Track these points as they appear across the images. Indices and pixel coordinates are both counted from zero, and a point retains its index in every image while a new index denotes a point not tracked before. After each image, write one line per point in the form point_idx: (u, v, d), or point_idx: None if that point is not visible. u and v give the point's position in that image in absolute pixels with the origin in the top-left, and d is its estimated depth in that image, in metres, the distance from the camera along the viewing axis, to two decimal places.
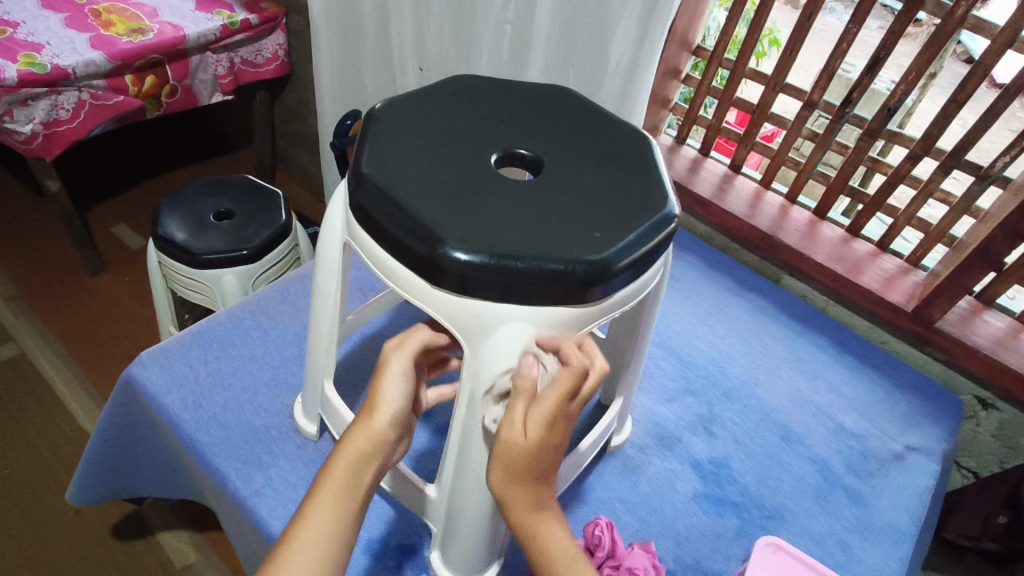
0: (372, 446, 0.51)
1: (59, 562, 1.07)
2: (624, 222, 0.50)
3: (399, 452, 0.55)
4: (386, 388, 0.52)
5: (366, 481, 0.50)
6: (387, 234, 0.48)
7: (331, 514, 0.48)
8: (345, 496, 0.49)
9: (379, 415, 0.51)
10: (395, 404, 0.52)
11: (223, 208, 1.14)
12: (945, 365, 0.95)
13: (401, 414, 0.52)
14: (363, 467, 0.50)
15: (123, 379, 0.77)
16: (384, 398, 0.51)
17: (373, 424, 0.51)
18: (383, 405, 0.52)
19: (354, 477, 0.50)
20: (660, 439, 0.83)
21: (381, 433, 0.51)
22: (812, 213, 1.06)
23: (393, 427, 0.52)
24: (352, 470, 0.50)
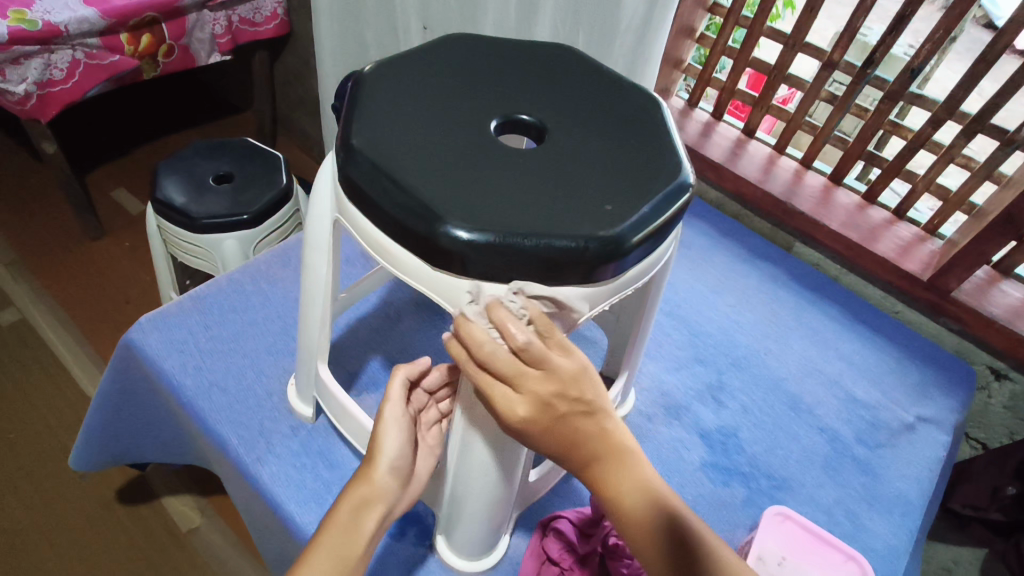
0: (373, 493, 0.51)
1: (68, 524, 1.08)
2: (636, 193, 0.47)
3: (402, 508, 0.54)
4: (383, 437, 0.53)
5: (369, 526, 0.49)
6: (381, 211, 0.45)
7: (331, 563, 0.47)
8: (347, 543, 0.48)
9: (378, 464, 0.52)
10: (393, 453, 0.53)
11: (221, 171, 1.12)
12: (959, 335, 0.93)
13: (400, 462, 0.53)
14: (362, 513, 0.50)
15: (122, 344, 0.76)
16: (382, 448, 0.52)
17: (372, 474, 0.51)
18: (383, 456, 0.52)
19: (356, 524, 0.49)
20: (668, 408, 0.82)
21: (381, 482, 0.51)
22: (827, 178, 1.03)
23: (392, 476, 0.52)
24: (352, 515, 0.49)
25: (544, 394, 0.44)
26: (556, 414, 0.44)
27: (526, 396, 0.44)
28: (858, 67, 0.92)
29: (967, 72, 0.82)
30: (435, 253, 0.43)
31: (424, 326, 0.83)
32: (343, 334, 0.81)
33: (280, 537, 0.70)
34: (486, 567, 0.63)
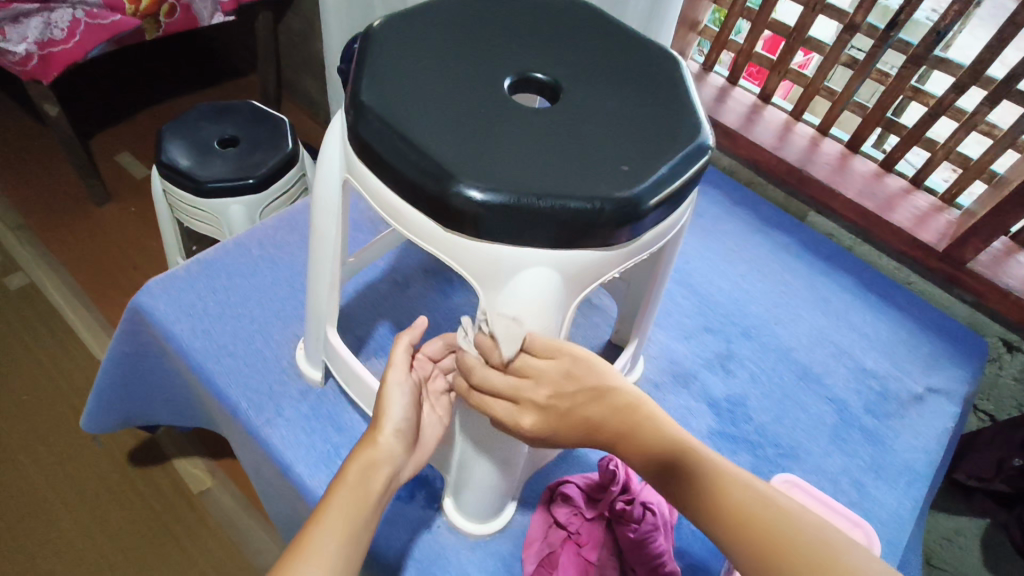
0: (380, 453, 0.51)
1: (82, 485, 1.10)
2: (653, 154, 0.46)
3: (406, 474, 0.54)
4: (388, 400, 0.54)
5: (377, 485, 0.49)
6: (390, 169, 0.44)
7: (344, 516, 0.46)
8: (358, 498, 0.48)
9: (383, 429, 0.53)
10: (397, 416, 0.53)
11: (227, 134, 1.10)
12: (973, 307, 0.92)
13: (405, 426, 0.54)
14: (370, 473, 0.50)
15: (131, 307, 0.76)
16: (386, 411, 0.53)
17: (377, 437, 0.52)
18: (387, 418, 0.53)
19: (364, 482, 0.49)
20: (676, 376, 0.82)
21: (386, 445, 0.52)
22: (844, 146, 1.00)
23: (398, 440, 0.53)
24: (361, 473, 0.49)
25: (542, 399, 0.47)
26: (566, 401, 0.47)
27: (529, 408, 0.47)
28: (881, 30, 0.89)
29: (995, 36, 0.79)
30: (447, 214, 0.42)
31: (432, 292, 0.83)
32: (352, 299, 0.80)
33: (290, 499, 0.71)
34: (493, 531, 0.64)
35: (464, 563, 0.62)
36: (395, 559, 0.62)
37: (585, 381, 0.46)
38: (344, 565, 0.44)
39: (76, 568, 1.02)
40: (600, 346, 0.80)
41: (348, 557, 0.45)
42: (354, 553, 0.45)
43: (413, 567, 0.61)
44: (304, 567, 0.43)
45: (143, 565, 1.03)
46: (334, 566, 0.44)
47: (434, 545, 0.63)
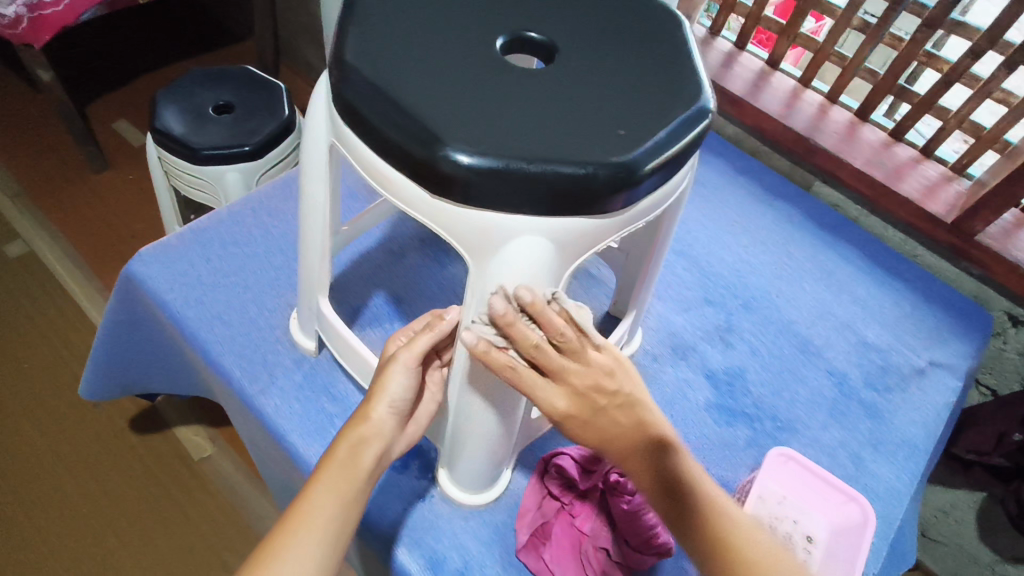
0: (371, 430, 0.51)
1: (85, 451, 1.11)
2: (652, 117, 0.44)
3: (398, 448, 0.54)
4: (389, 378, 0.52)
5: (366, 462, 0.49)
6: (375, 132, 0.43)
7: (332, 495, 0.47)
8: (348, 476, 0.48)
9: (376, 403, 0.52)
10: (396, 394, 0.52)
11: (221, 99, 1.07)
12: (979, 281, 0.90)
13: (401, 403, 0.52)
14: (361, 451, 0.50)
15: (123, 275, 0.75)
16: (385, 388, 0.52)
17: (370, 412, 0.51)
18: (383, 395, 0.52)
19: (354, 459, 0.49)
20: (675, 348, 0.81)
21: (378, 421, 0.51)
22: (854, 114, 0.98)
23: (391, 416, 0.52)
24: (350, 450, 0.50)
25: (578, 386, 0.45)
26: (594, 405, 0.46)
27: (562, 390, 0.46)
28: None
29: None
30: (435, 179, 0.41)
31: (428, 263, 0.82)
32: (347, 268, 0.79)
33: (285, 468, 0.71)
34: (486, 502, 0.64)
35: (458, 533, 0.62)
36: (389, 527, 0.62)
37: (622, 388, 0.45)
38: (332, 542, 0.46)
39: (80, 531, 1.03)
40: (598, 318, 0.79)
41: (336, 535, 0.46)
42: (342, 530, 0.47)
43: (407, 535, 0.61)
44: (293, 546, 0.45)
45: (146, 530, 1.04)
46: (322, 545, 0.45)
47: (428, 514, 0.63)
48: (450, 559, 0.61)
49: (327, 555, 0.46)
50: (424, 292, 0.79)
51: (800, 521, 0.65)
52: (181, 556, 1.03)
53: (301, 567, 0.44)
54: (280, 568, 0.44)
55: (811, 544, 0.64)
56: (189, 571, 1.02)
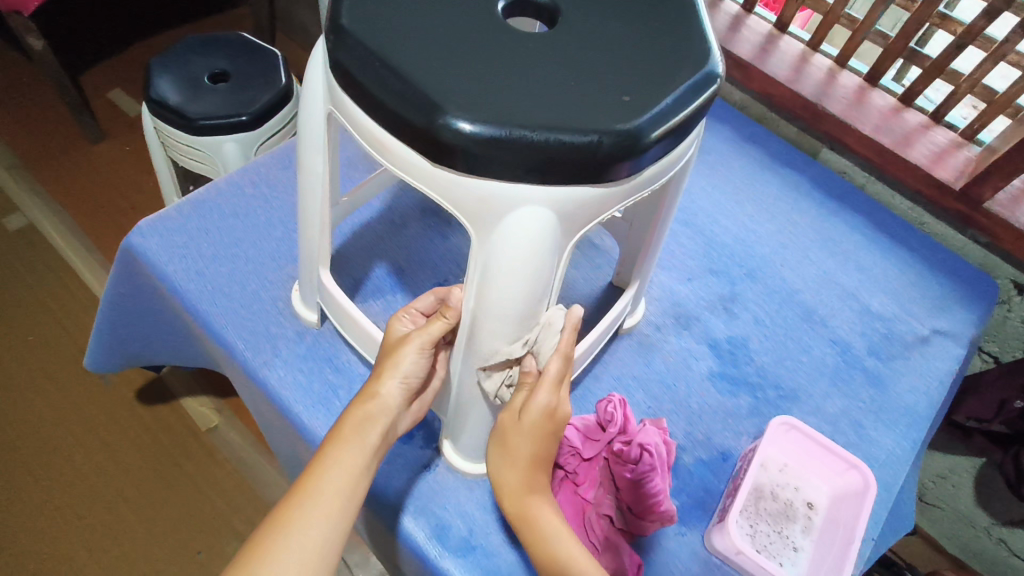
0: (379, 406, 0.52)
1: (93, 423, 1.12)
2: (658, 83, 0.43)
3: (403, 424, 0.55)
4: (401, 356, 0.52)
5: (373, 438, 0.50)
6: (374, 100, 0.42)
7: (341, 469, 0.48)
8: (355, 451, 0.49)
9: (385, 381, 0.52)
10: (407, 371, 0.52)
11: (216, 68, 1.05)
12: (986, 249, 0.89)
13: (411, 381, 0.53)
14: (367, 427, 0.51)
15: (123, 248, 0.74)
16: (396, 365, 0.52)
17: (379, 389, 0.52)
18: (395, 372, 0.52)
19: (361, 435, 0.50)
20: (678, 318, 0.81)
21: (385, 399, 0.52)
22: (863, 79, 0.95)
23: (399, 394, 0.53)
24: (358, 426, 0.50)
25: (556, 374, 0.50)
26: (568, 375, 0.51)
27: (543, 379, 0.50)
28: None
29: None
30: (435, 148, 0.40)
31: (429, 234, 0.81)
32: (347, 239, 0.78)
33: (291, 439, 0.71)
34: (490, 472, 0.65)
35: (462, 502, 0.63)
36: (394, 496, 0.62)
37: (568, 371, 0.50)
38: (341, 514, 0.47)
39: (92, 500, 1.05)
40: (601, 288, 0.79)
41: (345, 506, 0.47)
42: (351, 503, 0.48)
43: (412, 504, 0.62)
44: (303, 517, 0.45)
45: (157, 499, 1.06)
46: (331, 517, 0.46)
47: (433, 484, 0.64)
48: (455, 527, 0.61)
49: (336, 527, 0.46)
50: (425, 263, 0.78)
51: (801, 487, 0.69)
52: (192, 524, 1.05)
53: (311, 538, 0.45)
54: (291, 538, 0.45)
55: (811, 510, 0.68)
56: (201, 537, 1.04)
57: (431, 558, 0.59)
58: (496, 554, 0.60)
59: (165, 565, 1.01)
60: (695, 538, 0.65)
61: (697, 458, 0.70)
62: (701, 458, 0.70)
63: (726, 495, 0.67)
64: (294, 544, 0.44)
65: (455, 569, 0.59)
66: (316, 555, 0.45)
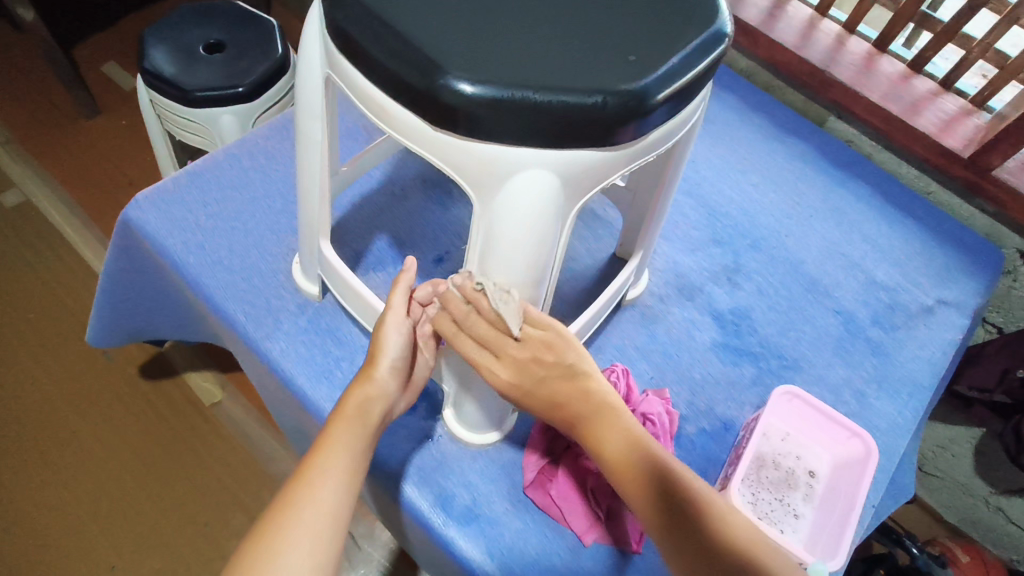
0: (376, 388, 0.53)
1: (97, 398, 1.13)
2: (663, 42, 0.42)
3: (400, 407, 0.57)
4: (385, 338, 0.55)
5: (374, 419, 0.52)
6: (373, 62, 0.41)
7: (346, 447, 0.48)
8: (358, 430, 0.50)
9: (379, 365, 0.54)
10: (394, 353, 0.55)
11: (212, 38, 1.03)
12: (992, 218, 0.88)
13: (400, 363, 0.55)
14: (368, 407, 0.52)
15: (121, 221, 0.74)
16: (384, 348, 0.55)
17: (375, 372, 0.54)
18: (384, 356, 0.55)
19: (363, 416, 0.51)
20: (681, 289, 0.80)
21: (382, 380, 0.54)
22: (872, 45, 0.93)
23: (393, 376, 0.55)
24: (359, 407, 0.51)
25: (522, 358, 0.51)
26: (535, 376, 0.51)
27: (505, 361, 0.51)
28: None
29: None
30: (436, 111, 0.39)
31: (430, 205, 0.80)
32: (348, 211, 0.78)
33: (295, 411, 0.71)
34: (492, 442, 0.65)
35: (465, 471, 0.63)
36: (398, 466, 0.63)
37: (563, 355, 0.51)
38: (348, 489, 0.47)
39: (99, 474, 1.06)
40: (604, 260, 0.78)
41: (352, 481, 0.47)
42: (356, 478, 0.48)
43: (415, 473, 0.63)
44: (313, 491, 0.45)
45: (163, 473, 1.07)
46: (339, 491, 0.46)
47: (435, 454, 0.64)
48: (458, 496, 0.62)
49: (344, 501, 0.46)
50: (426, 236, 0.78)
51: (803, 456, 0.68)
52: (199, 497, 1.06)
53: (322, 511, 0.44)
54: (303, 511, 0.44)
55: (813, 478, 0.67)
56: (207, 510, 1.05)
57: (435, 526, 0.60)
58: (500, 521, 0.61)
59: (172, 537, 1.02)
60: None
61: (700, 428, 0.70)
62: (703, 428, 0.70)
63: (727, 464, 0.67)
64: (306, 517, 0.44)
65: (459, 536, 0.59)
66: (328, 526, 0.44)
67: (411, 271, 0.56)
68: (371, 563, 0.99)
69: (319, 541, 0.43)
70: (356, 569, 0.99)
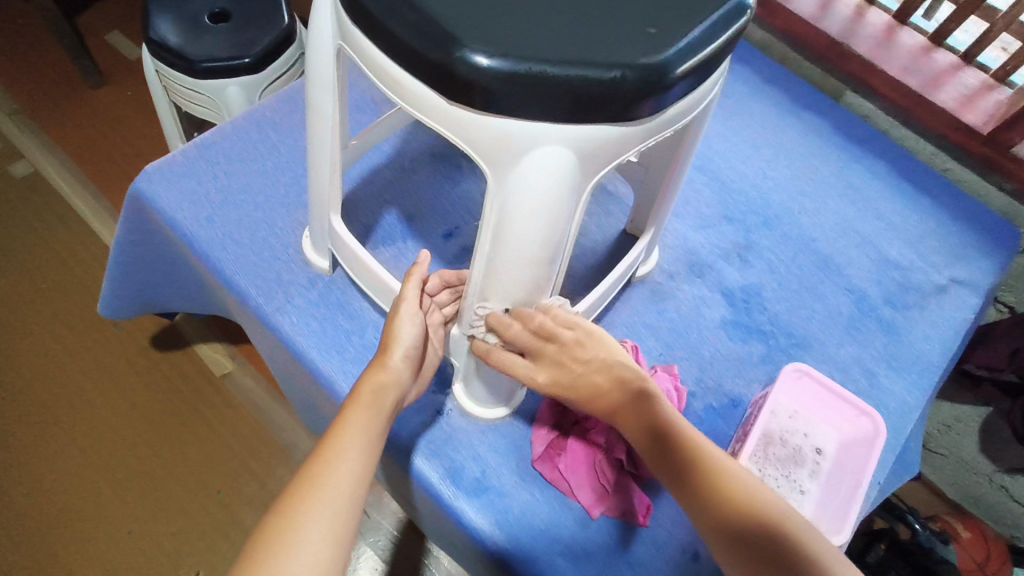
0: (390, 375, 0.54)
1: (109, 368, 1.14)
2: (683, 15, 0.41)
3: (412, 397, 0.57)
4: (399, 329, 0.56)
5: (388, 406, 0.52)
6: (387, 33, 0.40)
7: (362, 430, 0.49)
8: (373, 415, 0.51)
9: (393, 354, 0.55)
10: (408, 343, 0.56)
11: (218, 7, 1.01)
12: (1009, 196, 0.87)
13: (413, 352, 0.56)
14: (383, 394, 0.53)
15: (131, 193, 0.73)
16: (398, 337, 0.56)
17: (389, 360, 0.55)
18: (397, 345, 0.55)
19: (378, 402, 0.52)
20: (691, 266, 0.80)
21: (396, 369, 0.55)
22: (892, 16, 0.91)
23: (406, 365, 0.56)
24: (373, 393, 0.52)
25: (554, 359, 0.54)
26: (572, 372, 0.53)
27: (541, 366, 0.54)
28: None
29: None
30: (452, 85, 0.38)
31: (440, 179, 0.80)
32: (357, 185, 0.77)
33: (306, 385, 0.72)
34: (502, 416, 0.66)
35: (475, 445, 0.64)
36: (409, 439, 0.63)
37: (598, 351, 0.54)
38: (364, 471, 0.48)
39: (113, 444, 1.08)
40: (614, 236, 0.78)
41: (368, 463, 0.48)
42: (371, 460, 0.49)
43: (426, 446, 0.63)
44: (331, 472, 0.46)
45: (176, 442, 1.09)
46: (355, 473, 0.47)
47: (445, 427, 0.65)
48: (468, 469, 0.63)
49: (361, 481, 0.47)
50: (436, 210, 0.77)
51: (811, 434, 0.68)
52: (211, 465, 1.08)
53: (340, 491, 0.45)
54: (322, 490, 0.45)
55: (820, 456, 0.67)
56: (219, 479, 1.07)
57: (445, 498, 0.61)
58: (509, 494, 0.62)
59: (185, 504, 1.04)
60: None
61: (708, 405, 0.70)
62: (711, 404, 0.71)
63: (735, 440, 0.68)
64: (325, 497, 0.45)
65: (468, 508, 0.60)
66: (346, 505, 0.45)
67: (425, 264, 0.58)
68: (381, 532, 1.02)
69: (339, 519, 0.44)
70: (365, 537, 1.01)
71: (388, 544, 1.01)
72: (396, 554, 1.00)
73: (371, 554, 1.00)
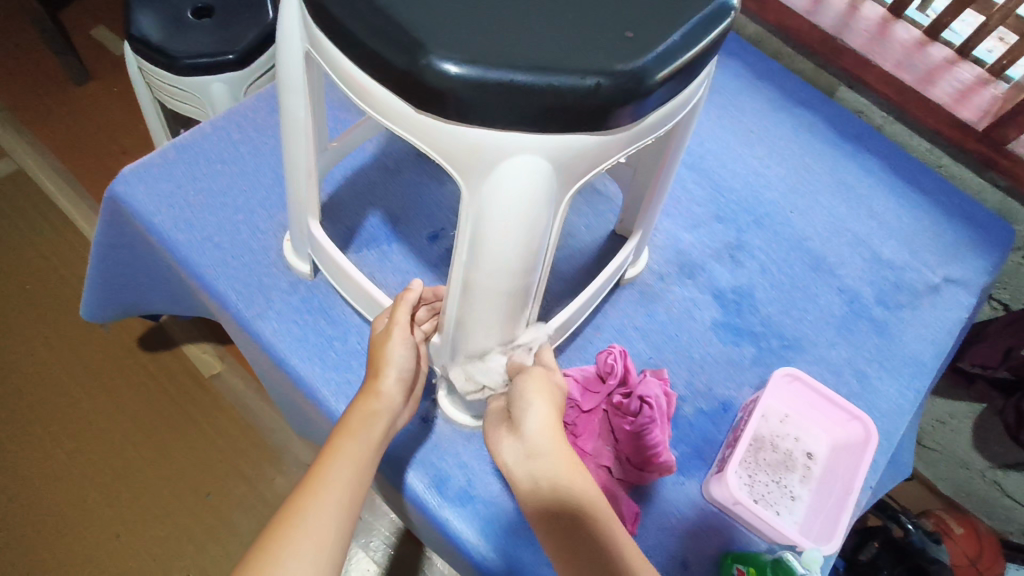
0: (381, 402, 0.52)
1: (95, 370, 1.13)
2: (662, 18, 0.40)
3: (403, 421, 0.55)
4: (391, 351, 0.54)
5: (377, 433, 0.51)
6: (352, 38, 0.38)
7: (349, 462, 0.48)
8: (361, 445, 0.49)
9: (384, 378, 0.53)
10: (400, 364, 0.54)
11: (201, 3, 0.99)
12: (1004, 193, 0.85)
13: (406, 374, 0.54)
14: (372, 422, 0.51)
15: (108, 197, 0.71)
16: (389, 359, 0.54)
17: (380, 386, 0.53)
18: (389, 367, 0.54)
19: (366, 431, 0.50)
20: (682, 267, 0.78)
21: (388, 393, 0.53)
22: (887, 10, 0.89)
23: (398, 389, 0.54)
24: (362, 421, 0.51)
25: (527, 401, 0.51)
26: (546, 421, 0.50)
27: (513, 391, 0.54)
28: None
29: None
30: (421, 94, 0.37)
31: (425, 181, 0.78)
32: (339, 187, 0.75)
33: (289, 391, 0.71)
34: (487, 424, 0.64)
35: (461, 453, 0.63)
36: (394, 449, 0.62)
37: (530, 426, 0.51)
38: (350, 503, 0.46)
39: (100, 447, 1.06)
40: (603, 237, 0.76)
41: (354, 497, 0.46)
42: (359, 492, 0.47)
43: (414, 457, 0.62)
44: (316, 504, 0.45)
45: (163, 445, 1.08)
46: (341, 506, 0.45)
47: (431, 438, 0.64)
48: (454, 477, 0.62)
49: (347, 514, 0.45)
50: (420, 213, 0.76)
51: (801, 438, 0.68)
52: (199, 468, 1.06)
53: (325, 525, 0.44)
54: (305, 525, 0.43)
55: (811, 460, 0.67)
56: (208, 481, 1.06)
57: (430, 508, 0.60)
58: (495, 502, 0.61)
59: (174, 507, 1.03)
60: (694, 488, 0.65)
61: (698, 409, 0.69)
62: (701, 408, 0.69)
63: (725, 446, 0.66)
64: (307, 532, 0.43)
65: (454, 518, 0.59)
66: (329, 541, 0.43)
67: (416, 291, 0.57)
68: (373, 533, 1.01)
69: (321, 554, 0.43)
70: (357, 539, 1.00)
71: (380, 546, 1.00)
72: (388, 556, 0.99)
73: (363, 556, 0.99)
